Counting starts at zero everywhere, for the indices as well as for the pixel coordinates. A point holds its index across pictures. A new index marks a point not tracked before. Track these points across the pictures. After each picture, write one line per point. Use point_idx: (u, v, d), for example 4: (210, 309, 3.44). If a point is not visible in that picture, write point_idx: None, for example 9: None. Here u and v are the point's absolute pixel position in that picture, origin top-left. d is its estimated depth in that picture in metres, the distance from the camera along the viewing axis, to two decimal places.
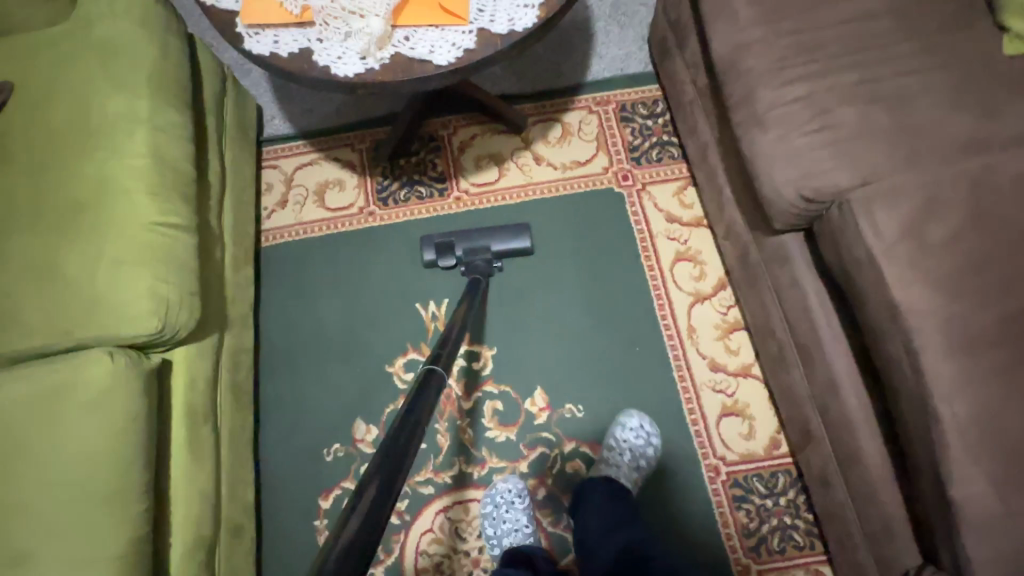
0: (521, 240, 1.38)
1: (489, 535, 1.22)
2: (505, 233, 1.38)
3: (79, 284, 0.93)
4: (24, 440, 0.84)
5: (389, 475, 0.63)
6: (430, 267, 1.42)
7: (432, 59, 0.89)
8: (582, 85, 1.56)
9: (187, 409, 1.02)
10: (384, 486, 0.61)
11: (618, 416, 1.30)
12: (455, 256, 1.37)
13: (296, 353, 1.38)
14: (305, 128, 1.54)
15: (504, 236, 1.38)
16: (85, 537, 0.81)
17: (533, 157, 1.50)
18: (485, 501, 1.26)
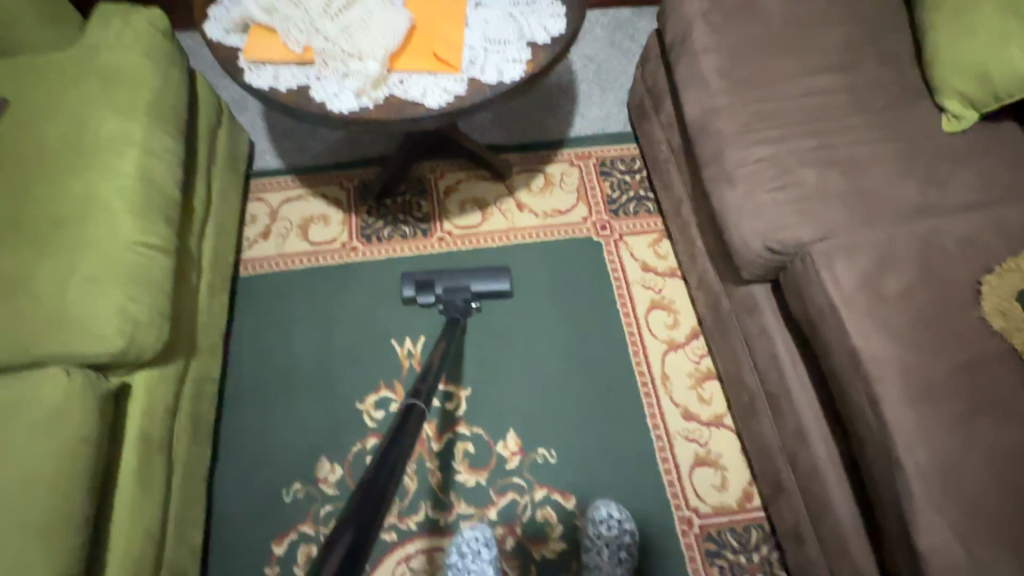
0: (501, 282, 1.39)
1: None
2: (486, 275, 1.38)
3: (46, 299, 0.90)
4: None
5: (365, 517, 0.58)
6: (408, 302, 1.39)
7: (424, 102, 0.94)
8: (566, 140, 1.65)
9: (142, 435, 0.97)
10: (359, 532, 0.56)
11: (590, 510, 1.24)
12: (434, 293, 1.33)
13: (264, 386, 1.33)
14: (295, 163, 1.57)
15: (485, 277, 1.37)
16: (12, 570, 0.74)
17: (515, 204, 1.55)
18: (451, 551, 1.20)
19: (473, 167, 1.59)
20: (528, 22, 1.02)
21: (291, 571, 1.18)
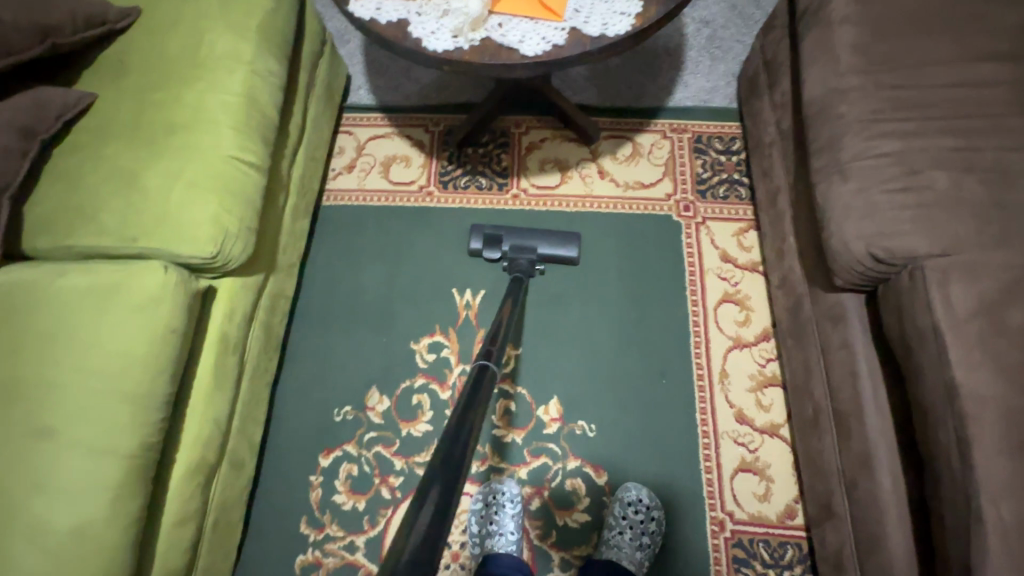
0: (568, 248, 1.35)
1: (472, 533, 1.22)
2: (555, 240, 1.36)
3: (152, 197, 0.98)
4: (68, 325, 0.88)
5: (445, 492, 0.58)
6: (475, 256, 1.41)
7: (520, 49, 0.90)
8: (662, 110, 1.54)
9: (221, 336, 1.07)
10: (442, 504, 0.57)
11: (618, 489, 1.24)
12: (500, 250, 1.35)
13: (330, 311, 1.41)
14: (386, 102, 1.60)
15: (553, 241, 1.35)
16: (104, 429, 0.84)
17: (597, 171, 1.49)
18: (479, 498, 1.25)
19: (560, 127, 1.54)
20: None
21: (331, 483, 1.27)
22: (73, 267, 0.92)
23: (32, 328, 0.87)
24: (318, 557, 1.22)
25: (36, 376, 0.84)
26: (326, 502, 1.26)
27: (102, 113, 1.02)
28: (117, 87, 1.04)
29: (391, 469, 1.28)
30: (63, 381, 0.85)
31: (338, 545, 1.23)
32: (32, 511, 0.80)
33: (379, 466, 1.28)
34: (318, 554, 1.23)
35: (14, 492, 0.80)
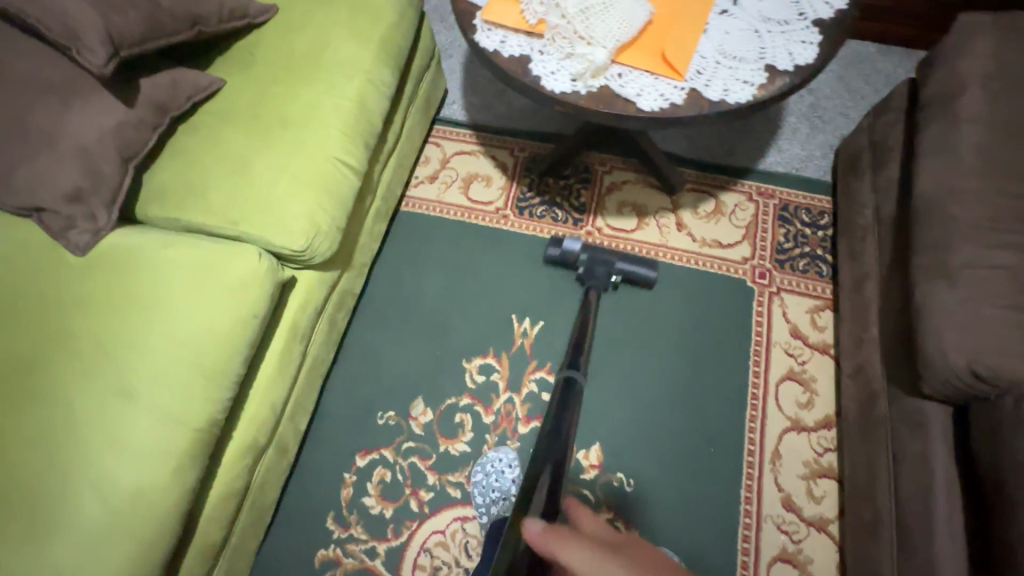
0: (647, 268, 1.36)
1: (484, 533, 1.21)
2: (633, 259, 1.36)
3: (258, 185, 1.02)
4: (160, 294, 0.91)
5: (554, 469, 0.78)
6: (549, 262, 1.44)
7: (637, 102, 0.90)
8: (751, 171, 1.51)
9: (291, 325, 1.10)
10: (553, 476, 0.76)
11: None
12: (578, 258, 1.37)
13: (390, 314, 1.44)
14: (477, 120, 1.63)
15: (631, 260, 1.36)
16: (179, 401, 0.87)
17: (675, 222, 1.48)
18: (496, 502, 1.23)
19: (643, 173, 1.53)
20: (773, 44, 0.93)
21: (363, 484, 1.28)
22: (170, 240, 0.96)
23: (129, 290, 0.90)
24: (339, 555, 1.23)
25: (122, 337, 0.87)
26: (355, 501, 1.27)
27: (225, 98, 1.08)
28: (243, 77, 1.10)
29: (423, 483, 1.28)
30: (149, 346, 0.88)
31: (360, 548, 1.24)
32: (97, 466, 0.82)
33: (412, 477, 1.29)
34: (338, 552, 1.24)
35: (84, 445, 0.82)
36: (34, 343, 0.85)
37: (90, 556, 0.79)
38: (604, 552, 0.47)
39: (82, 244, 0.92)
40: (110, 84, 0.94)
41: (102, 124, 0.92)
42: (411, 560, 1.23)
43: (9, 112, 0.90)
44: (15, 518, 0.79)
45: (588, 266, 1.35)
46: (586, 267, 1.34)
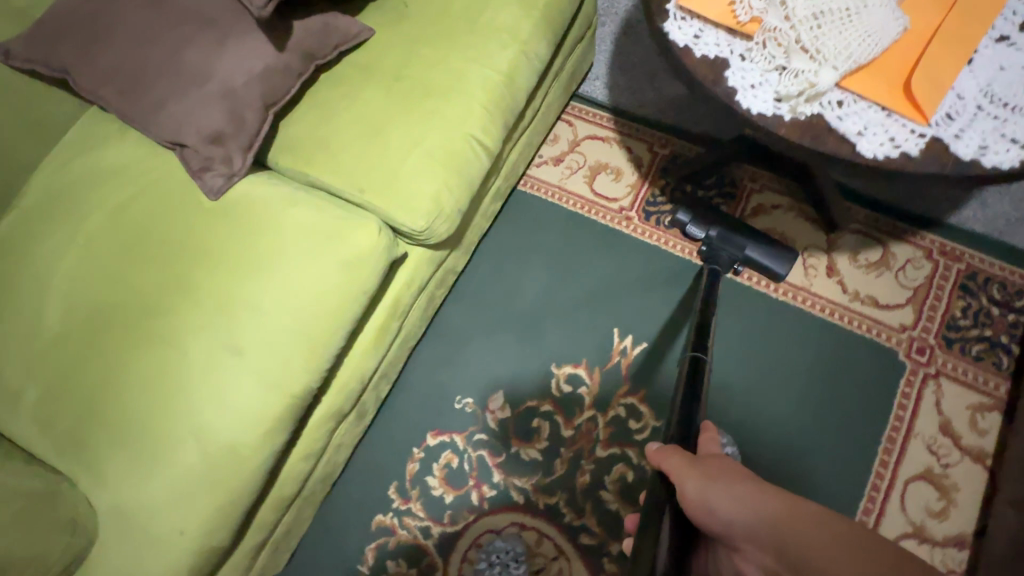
0: (779, 264, 1.22)
1: None
2: (771, 249, 1.22)
3: (388, 154, 0.96)
4: (275, 254, 0.88)
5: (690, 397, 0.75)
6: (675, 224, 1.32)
7: (856, 142, 0.72)
8: (937, 222, 1.26)
9: (393, 302, 1.06)
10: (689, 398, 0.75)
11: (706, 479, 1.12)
12: (705, 233, 1.26)
13: (485, 298, 1.37)
14: (619, 104, 1.47)
15: (771, 250, 1.22)
16: (279, 367, 0.86)
17: (826, 265, 1.27)
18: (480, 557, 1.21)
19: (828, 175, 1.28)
20: None
21: (430, 463, 1.28)
22: (295, 200, 0.92)
23: (251, 246, 0.87)
24: (395, 525, 1.25)
25: (235, 292, 0.86)
26: (419, 478, 1.27)
27: (371, 53, 1.01)
28: (393, 33, 1.02)
29: (487, 478, 1.25)
30: (263, 307, 0.86)
31: (416, 523, 1.25)
32: (199, 415, 0.83)
33: (478, 470, 1.26)
34: (394, 521, 1.26)
35: (192, 394, 0.83)
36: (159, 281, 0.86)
37: (183, 499, 0.82)
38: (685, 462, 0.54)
39: (215, 187, 0.90)
40: (264, 25, 0.89)
41: (252, 68, 0.89)
42: (462, 549, 1.22)
43: (169, 42, 0.89)
44: (127, 449, 0.82)
45: (712, 246, 1.24)
46: (712, 245, 1.24)
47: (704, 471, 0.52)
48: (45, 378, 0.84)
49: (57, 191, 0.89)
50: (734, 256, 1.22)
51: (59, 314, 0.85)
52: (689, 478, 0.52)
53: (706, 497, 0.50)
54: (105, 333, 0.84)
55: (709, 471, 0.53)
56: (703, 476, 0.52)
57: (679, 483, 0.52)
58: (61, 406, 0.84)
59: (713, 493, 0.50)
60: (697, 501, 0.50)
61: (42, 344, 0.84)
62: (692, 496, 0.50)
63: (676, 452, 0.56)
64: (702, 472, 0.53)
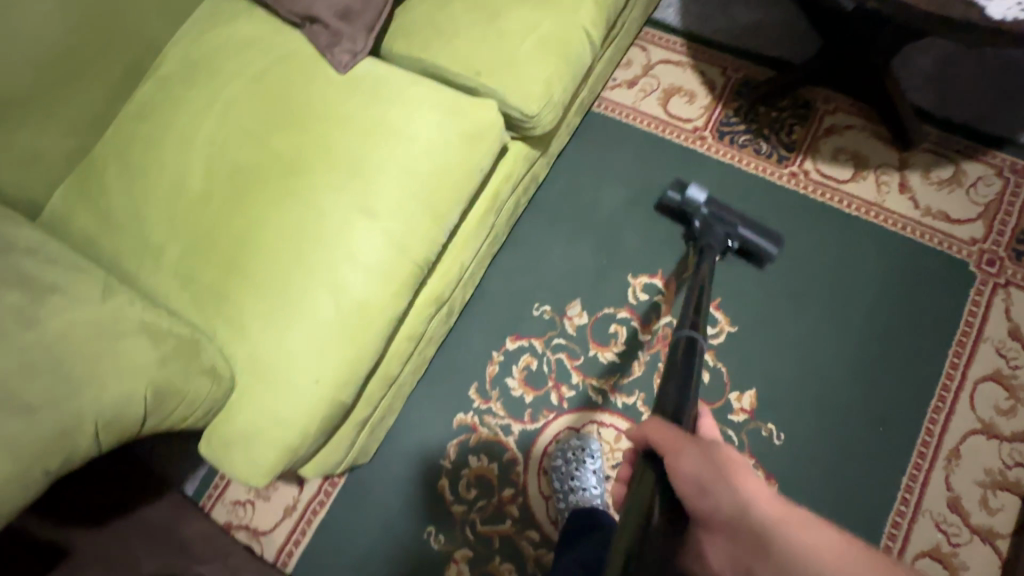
0: (770, 244, 1.14)
1: (555, 489, 1.20)
2: (761, 228, 1.15)
3: (502, 40, 0.99)
4: (403, 124, 0.92)
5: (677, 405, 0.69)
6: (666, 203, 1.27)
7: (986, 6, 0.74)
8: (1008, 142, 1.30)
9: (494, 193, 1.10)
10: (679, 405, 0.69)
11: None
12: (698, 210, 1.18)
13: (561, 213, 1.41)
14: (692, 29, 1.49)
15: (758, 230, 1.15)
16: (407, 229, 0.90)
17: (898, 182, 1.31)
18: (557, 454, 1.24)
19: (963, 57, 1.34)
20: None
21: (509, 365, 1.33)
22: (418, 78, 0.96)
23: (382, 116, 0.92)
24: (475, 423, 1.30)
25: (367, 157, 0.90)
26: (499, 380, 1.32)
27: None
28: None
29: (566, 380, 1.30)
30: (393, 173, 0.90)
31: (496, 422, 1.30)
32: (333, 269, 0.88)
33: (556, 372, 1.31)
34: (475, 420, 1.31)
35: (328, 250, 0.88)
36: (297, 146, 0.90)
37: (317, 348, 0.87)
38: (682, 436, 0.60)
39: (343, 62, 0.94)
40: None
41: None
42: (541, 446, 1.28)
43: None
44: (264, 299, 0.87)
45: (705, 223, 1.15)
46: (704, 221, 1.15)
47: (701, 446, 0.59)
48: (190, 233, 0.89)
49: (198, 60, 0.95)
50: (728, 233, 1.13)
51: (201, 172, 0.90)
52: (691, 455, 0.57)
53: (702, 476, 0.57)
54: (246, 189, 0.89)
55: (703, 450, 0.59)
56: (698, 453, 0.58)
57: (678, 457, 0.57)
58: (206, 258, 0.88)
59: (707, 474, 0.58)
60: (692, 477, 0.57)
61: (188, 199, 0.89)
62: (691, 474, 0.56)
63: (669, 424, 0.62)
64: (701, 452, 0.58)
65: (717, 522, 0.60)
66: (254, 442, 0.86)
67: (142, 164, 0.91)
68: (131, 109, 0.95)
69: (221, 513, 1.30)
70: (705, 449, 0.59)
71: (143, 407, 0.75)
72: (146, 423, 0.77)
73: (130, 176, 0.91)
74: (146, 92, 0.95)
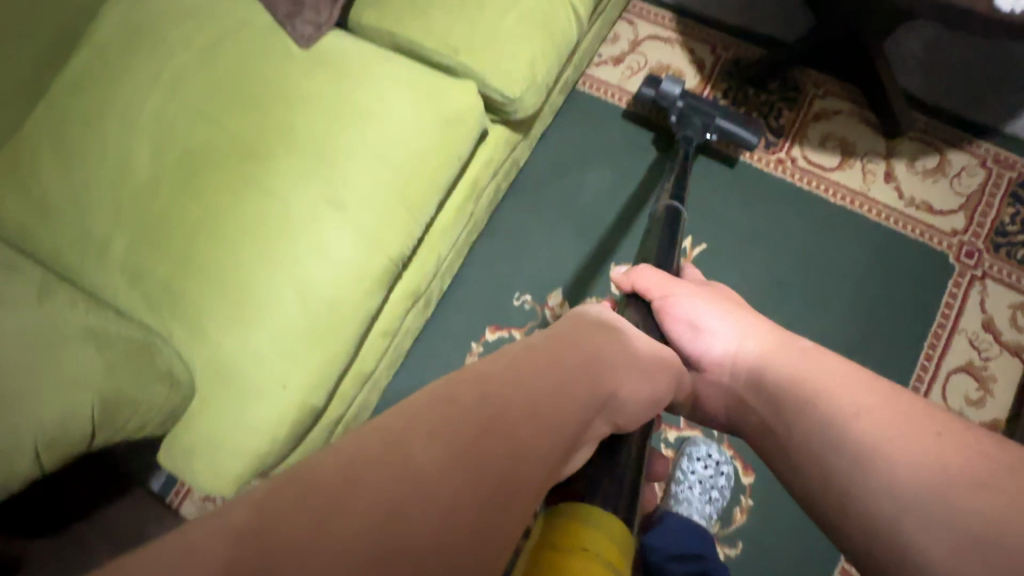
0: (748, 131, 1.23)
1: None
2: (736, 116, 1.23)
3: (482, 14, 0.91)
4: (373, 107, 0.84)
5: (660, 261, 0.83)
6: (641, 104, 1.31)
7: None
8: (993, 132, 1.28)
9: (473, 181, 1.04)
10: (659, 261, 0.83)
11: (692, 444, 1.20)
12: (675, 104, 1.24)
13: (543, 198, 1.35)
14: (681, 3, 1.42)
15: (734, 118, 1.23)
16: (379, 223, 0.83)
17: (884, 171, 1.29)
18: None
19: (953, 41, 1.31)
20: None
21: (488, 356, 1.29)
22: (389, 56, 0.88)
23: (350, 98, 0.84)
24: None
25: (334, 144, 0.82)
26: None
27: None
28: None
29: None
30: (365, 162, 0.83)
31: None
32: (297, 267, 0.81)
33: None
34: None
35: (292, 246, 0.81)
36: (254, 131, 0.81)
37: (282, 352, 0.81)
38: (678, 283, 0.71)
39: (305, 36, 0.85)
40: None
41: None
42: None
43: None
44: (223, 300, 0.80)
45: (683, 116, 1.22)
46: (681, 115, 1.22)
47: (693, 289, 0.70)
48: (136, 227, 0.80)
49: (137, 28, 0.84)
50: (707, 123, 1.21)
51: (147, 158, 0.81)
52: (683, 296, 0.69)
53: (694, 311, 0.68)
54: (199, 177, 0.81)
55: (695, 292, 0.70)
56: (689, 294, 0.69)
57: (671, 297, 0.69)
58: (155, 255, 0.80)
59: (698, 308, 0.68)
60: (681, 313, 0.69)
61: (133, 188, 0.81)
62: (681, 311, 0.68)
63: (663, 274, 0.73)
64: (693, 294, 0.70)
65: (706, 356, 0.67)
66: (216, 452, 0.81)
67: (77, 148, 0.81)
68: (62, 83, 0.84)
69: (189, 510, 1.25)
70: (694, 290, 0.70)
71: (89, 423, 0.69)
72: (94, 439, 0.70)
73: (64, 160, 0.81)
74: (79, 63, 0.84)
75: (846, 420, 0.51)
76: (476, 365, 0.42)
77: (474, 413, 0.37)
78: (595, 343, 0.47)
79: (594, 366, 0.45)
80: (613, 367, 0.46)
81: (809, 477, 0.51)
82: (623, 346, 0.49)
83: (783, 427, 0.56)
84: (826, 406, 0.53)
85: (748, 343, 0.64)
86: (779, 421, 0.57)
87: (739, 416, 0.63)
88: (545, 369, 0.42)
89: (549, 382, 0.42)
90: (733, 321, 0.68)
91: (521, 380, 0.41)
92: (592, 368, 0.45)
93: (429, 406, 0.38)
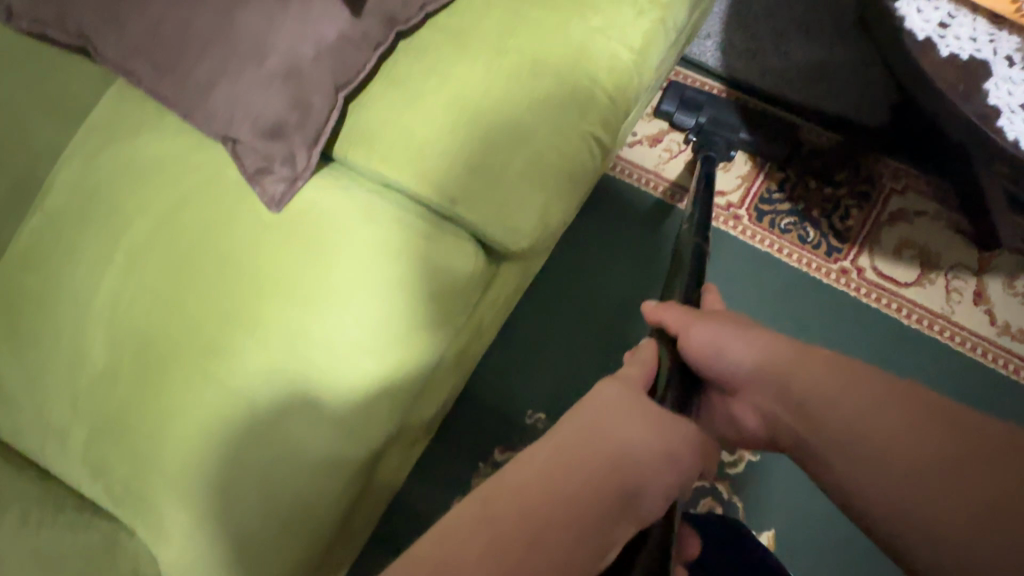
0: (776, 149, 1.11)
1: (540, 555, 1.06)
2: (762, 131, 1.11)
3: (484, 153, 0.75)
4: (353, 285, 0.72)
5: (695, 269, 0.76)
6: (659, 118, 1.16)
7: None
8: None
9: (477, 327, 0.89)
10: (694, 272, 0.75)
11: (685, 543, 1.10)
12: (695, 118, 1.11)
13: (563, 304, 1.21)
14: (734, 69, 1.19)
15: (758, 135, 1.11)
16: (360, 421, 0.71)
17: (973, 290, 1.08)
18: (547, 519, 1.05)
19: None
20: None
21: None
22: (373, 216, 0.75)
23: (325, 272, 0.72)
24: None
25: (305, 330, 0.71)
26: None
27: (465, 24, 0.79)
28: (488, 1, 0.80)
29: None
30: (341, 350, 0.71)
31: None
32: (261, 475, 0.70)
33: None
34: None
35: (256, 450, 0.70)
36: (219, 314, 0.71)
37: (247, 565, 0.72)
38: (693, 314, 0.62)
39: (277, 197, 0.73)
40: None
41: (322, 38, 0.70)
42: None
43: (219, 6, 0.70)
44: (184, 509, 0.71)
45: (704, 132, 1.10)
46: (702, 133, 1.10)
47: (713, 316, 0.61)
48: (93, 421, 0.73)
49: (96, 188, 0.75)
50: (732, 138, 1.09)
51: (102, 345, 0.72)
52: (702, 326, 0.60)
53: (716, 340, 0.59)
54: (155, 368, 0.71)
55: (715, 318, 0.60)
56: (710, 322, 0.60)
57: (688, 332, 0.60)
58: (113, 454, 0.73)
59: (723, 337, 0.59)
60: (705, 347, 0.59)
61: (89, 379, 0.73)
62: (703, 342, 0.59)
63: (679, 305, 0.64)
64: (716, 320, 0.60)
65: (732, 382, 0.60)
66: None
67: (31, 330, 0.74)
68: (16, 250, 0.76)
69: None
70: (716, 317, 0.60)
71: None
72: None
73: (16, 344, 0.74)
74: (31, 229, 0.76)
75: (881, 439, 0.51)
76: (510, 463, 0.41)
77: (512, 525, 0.37)
78: (616, 428, 0.42)
79: (624, 463, 0.40)
80: (648, 465, 0.41)
81: (852, 486, 0.53)
82: (655, 425, 0.43)
83: (823, 447, 0.54)
84: (860, 425, 0.52)
85: (774, 360, 0.57)
86: (816, 442, 0.55)
87: (772, 428, 0.59)
88: (575, 472, 0.39)
89: (576, 489, 0.39)
90: (758, 339, 0.59)
91: (552, 491, 0.38)
92: (616, 459, 0.40)
93: (471, 520, 0.38)
